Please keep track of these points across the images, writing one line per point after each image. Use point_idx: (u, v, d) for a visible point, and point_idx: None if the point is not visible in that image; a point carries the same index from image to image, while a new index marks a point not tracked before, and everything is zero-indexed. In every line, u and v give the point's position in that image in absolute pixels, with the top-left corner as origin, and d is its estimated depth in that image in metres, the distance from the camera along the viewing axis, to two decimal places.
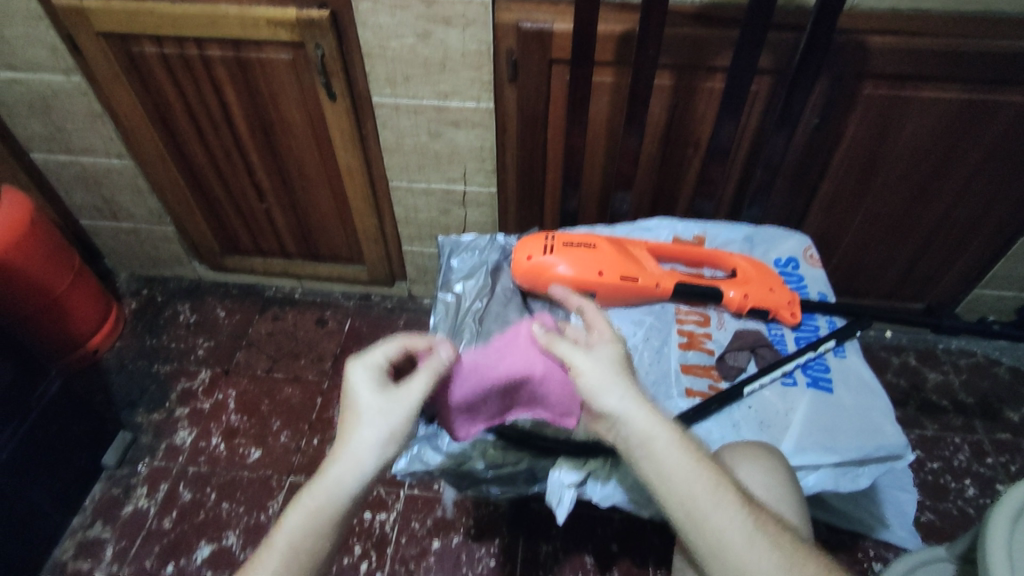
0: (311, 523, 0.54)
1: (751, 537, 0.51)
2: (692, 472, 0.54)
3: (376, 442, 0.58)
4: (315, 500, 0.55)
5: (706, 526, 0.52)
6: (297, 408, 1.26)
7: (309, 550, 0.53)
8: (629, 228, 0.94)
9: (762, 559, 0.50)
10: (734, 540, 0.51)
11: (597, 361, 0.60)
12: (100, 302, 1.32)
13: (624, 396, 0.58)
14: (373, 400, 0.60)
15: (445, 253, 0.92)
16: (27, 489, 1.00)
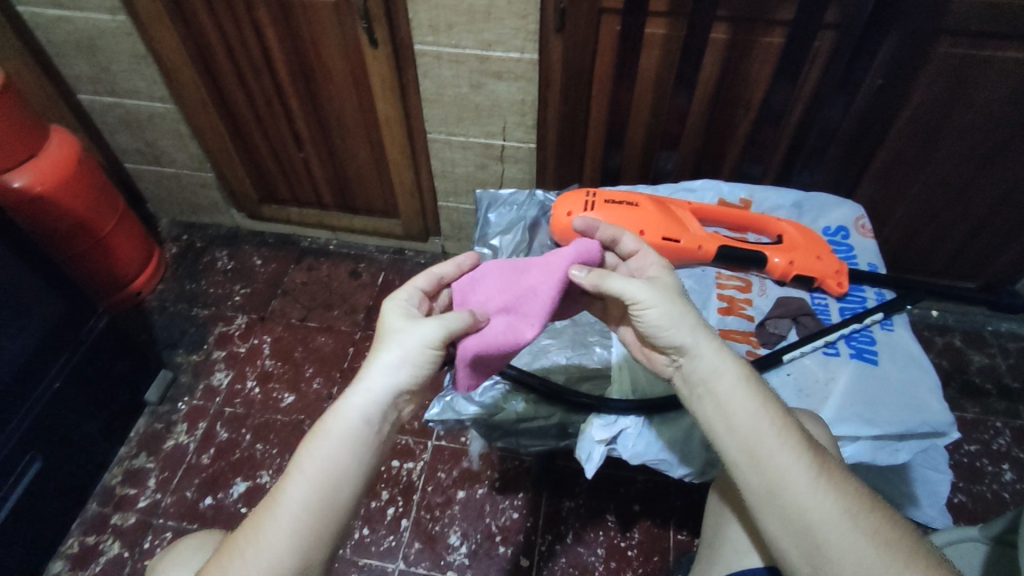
0: (333, 453, 0.53)
1: (815, 478, 0.51)
2: (754, 412, 0.54)
3: (396, 373, 0.56)
4: (336, 429, 0.54)
5: (766, 463, 0.52)
6: (330, 356, 1.29)
7: (332, 479, 0.52)
8: (672, 190, 0.92)
9: (825, 501, 0.50)
10: (795, 482, 0.51)
11: (662, 294, 0.59)
12: (144, 244, 1.35)
13: (685, 334, 0.57)
14: (396, 331, 0.59)
15: (484, 208, 0.92)
16: (78, 419, 1.05)
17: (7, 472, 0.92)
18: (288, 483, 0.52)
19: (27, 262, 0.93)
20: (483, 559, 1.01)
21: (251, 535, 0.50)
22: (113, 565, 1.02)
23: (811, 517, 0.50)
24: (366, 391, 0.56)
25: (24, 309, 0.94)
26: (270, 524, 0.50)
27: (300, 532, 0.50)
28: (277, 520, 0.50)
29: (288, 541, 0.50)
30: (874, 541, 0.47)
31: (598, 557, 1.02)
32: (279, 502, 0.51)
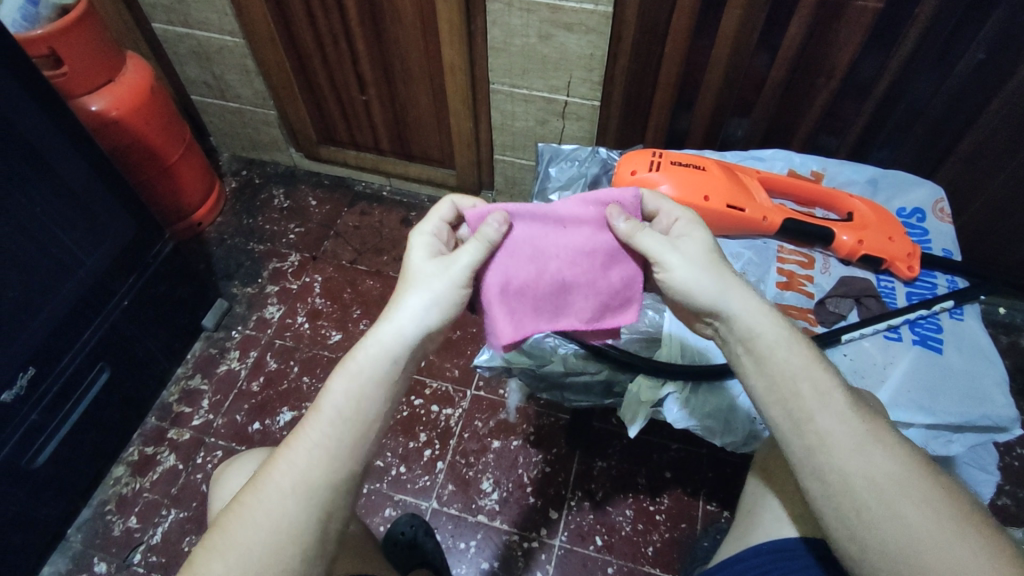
0: (361, 391, 0.52)
1: (861, 443, 0.49)
2: (799, 376, 0.52)
3: (423, 312, 0.55)
4: (364, 367, 0.53)
5: (810, 427, 0.50)
6: (377, 299, 1.32)
7: (360, 415, 0.52)
8: (741, 157, 0.89)
9: (869, 465, 0.48)
10: (841, 445, 0.49)
11: (692, 255, 0.57)
12: (206, 176, 1.39)
13: (726, 288, 0.55)
14: (425, 271, 0.57)
15: (545, 162, 0.91)
16: (142, 337, 1.11)
17: (78, 379, 0.99)
18: (315, 419, 0.51)
19: (105, 184, 0.97)
20: (513, 507, 1.04)
21: (278, 469, 0.50)
22: (169, 475, 1.09)
23: (855, 480, 0.48)
24: (392, 329, 0.54)
25: (101, 229, 0.99)
26: (298, 458, 0.50)
27: (330, 466, 0.50)
28: (306, 455, 0.50)
29: (319, 474, 0.49)
30: (920, 509, 0.46)
31: (626, 517, 1.03)
32: (306, 437, 0.51)
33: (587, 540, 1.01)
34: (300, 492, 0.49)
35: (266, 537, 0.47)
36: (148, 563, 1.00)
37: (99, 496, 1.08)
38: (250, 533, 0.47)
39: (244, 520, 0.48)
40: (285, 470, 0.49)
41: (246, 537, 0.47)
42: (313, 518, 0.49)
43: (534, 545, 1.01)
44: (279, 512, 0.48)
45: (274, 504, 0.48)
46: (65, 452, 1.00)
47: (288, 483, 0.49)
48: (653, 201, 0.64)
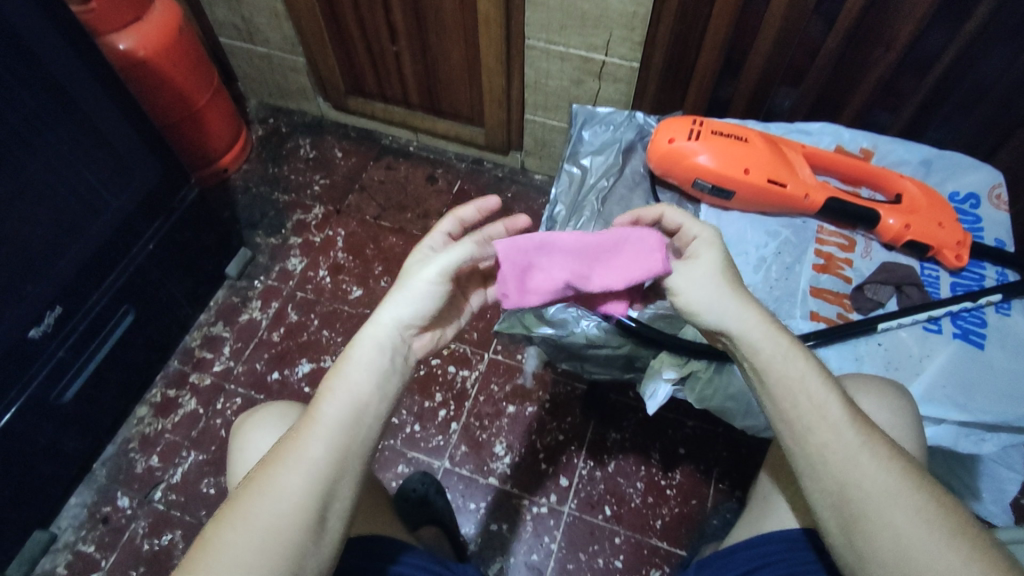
0: (357, 377, 0.51)
1: (856, 453, 0.48)
2: (802, 385, 0.51)
3: (405, 308, 0.53)
4: (357, 355, 0.52)
5: (808, 438, 0.50)
6: (399, 257, 1.30)
7: (358, 399, 0.50)
8: (786, 128, 0.84)
9: (864, 474, 0.47)
10: (840, 456, 0.48)
11: (702, 282, 0.54)
12: (233, 122, 1.38)
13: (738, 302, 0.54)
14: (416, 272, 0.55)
15: (578, 123, 0.87)
16: (166, 281, 1.12)
17: (104, 320, 1.00)
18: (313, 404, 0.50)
19: (135, 126, 0.96)
20: (524, 473, 1.05)
21: (280, 449, 0.49)
22: (189, 418, 1.12)
23: (851, 488, 0.48)
24: (379, 325, 0.53)
25: (127, 172, 0.99)
26: (301, 439, 0.49)
27: (332, 447, 0.49)
28: (307, 439, 0.49)
29: (323, 454, 0.48)
30: (914, 516, 0.46)
31: (637, 489, 1.03)
32: (307, 420, 0.50)
33: (596, 510, 1.02)
34: (305, 471, 0.48)
35: (274, 515, 0.46)
36: (168, 501, 1.04)
37: (123, 433, 1.11)
38: (257, 511, 0.46)
39: (250, 502, 0.47)
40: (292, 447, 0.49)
41: (253, 516, 0.46)
42: (318, 495, 0.48)
43: (543, 510, 1.02)
44: (289, 490, 0.47)
45: (280, 484, 0.47)
46: (91, 390, 1.02)
47: (294, 462, 0.48)
48: (672, 216, 0.60)
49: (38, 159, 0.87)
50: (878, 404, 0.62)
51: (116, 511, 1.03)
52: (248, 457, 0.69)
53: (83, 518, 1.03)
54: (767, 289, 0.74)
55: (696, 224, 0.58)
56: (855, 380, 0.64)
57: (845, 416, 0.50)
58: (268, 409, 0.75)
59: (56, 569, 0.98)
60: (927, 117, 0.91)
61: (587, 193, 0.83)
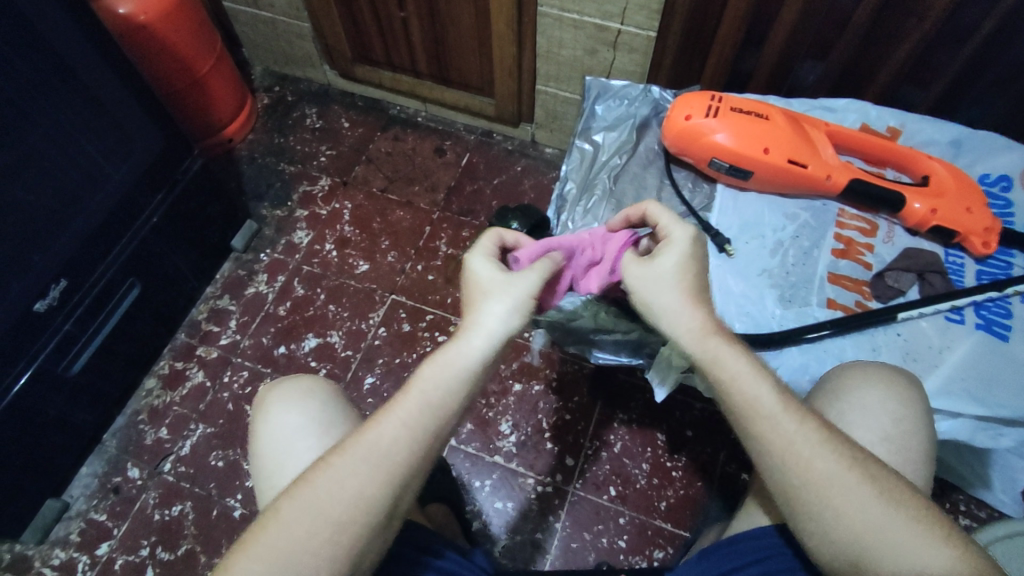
0: (449, 384, 0.53)
1: (791, 443, 0.50)
2: (739, 379, 0.52)
3: (505, 318, 0.54)
4: (456, 365, 0.53)
5: (749, 430, 0.52)
6: (407, 231, 1.28)
7: (441, 407, 0.53)
8: (809, 104, 0.80)
9: (800, 461, 0.50)
10: (807, 458, 0.50)
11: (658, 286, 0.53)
12: (238, 90, 1.34)
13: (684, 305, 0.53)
14: (500, 286, 0.55)
15: (591, 98, 0.84)
16: (171, 254, 1.10)
17: (109, 292, 1.00)
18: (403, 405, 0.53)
19: (135, 94, 0.94)
20: (530, 451, 1.05)
21: (360, 442, 0.52)
22: (197, 391, 1.12)
23: (790, 473, 0.50)
24: (479, 336, 0.54)
25: (129, 143, 0.97)
26: (380, 435, 0.52)
27: (406, 451, 0.52)
28: (386, 438, 0.52)
29: (400, 457, 0.52)
30: (843, 495, 0.49)
31: (642, 471, 1.03)
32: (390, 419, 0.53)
33: (601, 490, 1.02)
34: (380, 468, 0.51)
35: (346, 507, 0.51)
36: (177, 473, 1.05)
37: (132, 405, 1.11)
38: (328, 494, 0.51)
39: (320, 487, 0.51)
40: (370, 444, 0.52)
41: (325, 504, 0.51)
42: (387, 495, 0.52)
43: (548, 489, 1.02)
44: (360, 481, 0.51)
45: (351, 477, 0.51)
46: (99, 362, 1.02)
47: (368, 456, 0.51)
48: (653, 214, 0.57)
49: (37, 130, 0.85)
50: (887, 397, 0.59)
51: (126, 481, 1.04)
52: (268, 437, 0.69)
53: (95, 488, 1.04)
54: (783, 275, 0.72)
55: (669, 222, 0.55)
56: (861, 371, 0.62)
57: (784, 408, 0.51)
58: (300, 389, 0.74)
59: (69, 537, 1.00)
60: (959, 93, 0.87)
61: (599, 171, 0.80)
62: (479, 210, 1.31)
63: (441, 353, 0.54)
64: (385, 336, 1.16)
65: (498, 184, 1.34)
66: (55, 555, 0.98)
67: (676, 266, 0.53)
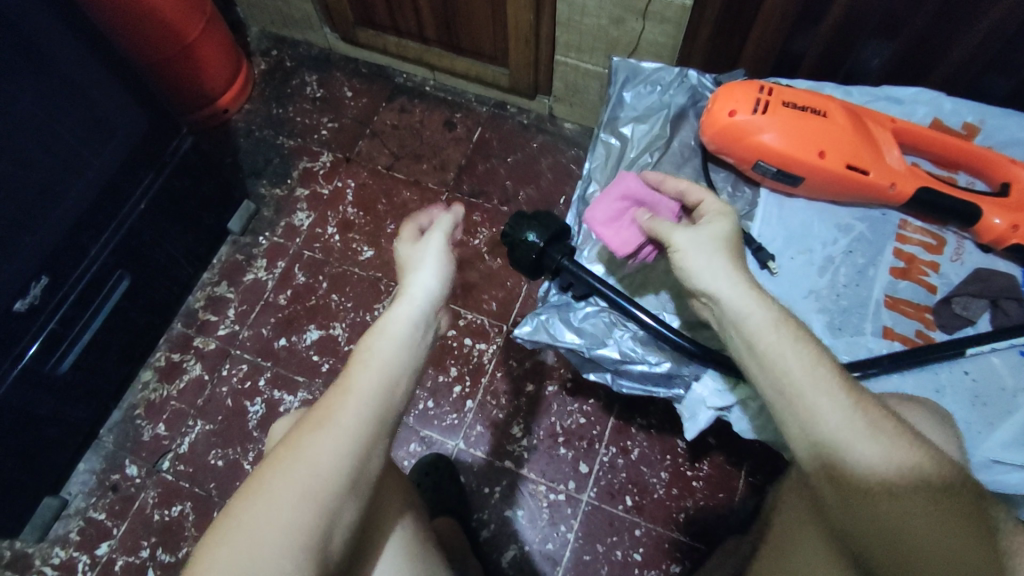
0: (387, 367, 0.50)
1: (840, 406, 0.45)
2: (776, 346, 0.48)
3: (431, 287, 0.56)
4: (393, 330, 0.52)
5: (795, 399, 0.46)
6: (414, 213, 1.20)
7: (384, 387, 0.49)
8: (871, 96, 0.69)
9: (844, 424, 0.44)
10: (843, 439, 0.44)
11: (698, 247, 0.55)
12: (232, 56, 1.24)
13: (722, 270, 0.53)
14: (415, 262, 0.59)
15: (619, 82, 0.73)
16: (164, 241, 1.04)
17: (98, 286, 0.94)
18: (344, 396, 0.48)
19: (108, 67, 0.85)
20: (542, 457, 1.00)
21: (289, 452, 0.46)
22: (195, 385, 1.08)
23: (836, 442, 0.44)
24: (407, 306, 0.55)
25: (107, 125, 0.89)
26: (313, 441, 0.46)
27: (352, 452, 0.46)
28: (324, 440, 0.46)
29: (345, 456, 0.46)
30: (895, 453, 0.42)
31: (661, 480, 0.98)
32: (323, 419, 0.47)
33: (616, 499, 0.97)
34: (306, 485, 0.44)
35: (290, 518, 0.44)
36: (176, 472, 1.01)
37: (129, 399, 1.07)
38: (252, 522, 0.44)
39: (256, 501, 0.44)
40: (301, 451, 0.45)
41: (268, 516, 0.44)
42: (326, 513, 0.45)
43: (560, 497, 0.97)
44: (283, 502, 0.44)
45: (276, 498, 0.44)
46: (90, 358, 0.97)
47: (296, 470, 0.45)
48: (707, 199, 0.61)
49: (6, 119, 0.77)
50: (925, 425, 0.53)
51: (124, 479, 1.01)
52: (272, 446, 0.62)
53: (93, 485, 1.01)
54: (833, 297, 0.63)
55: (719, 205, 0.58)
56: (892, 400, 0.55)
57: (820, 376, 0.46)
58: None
59: (68, 536, 0.98)
60: None
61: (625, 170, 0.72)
62: (491, 190, 1.22)
63: (371, 332, 0.52)
64: None
65: (512, 162, 1.24)
66: (55, 554, 0.97)
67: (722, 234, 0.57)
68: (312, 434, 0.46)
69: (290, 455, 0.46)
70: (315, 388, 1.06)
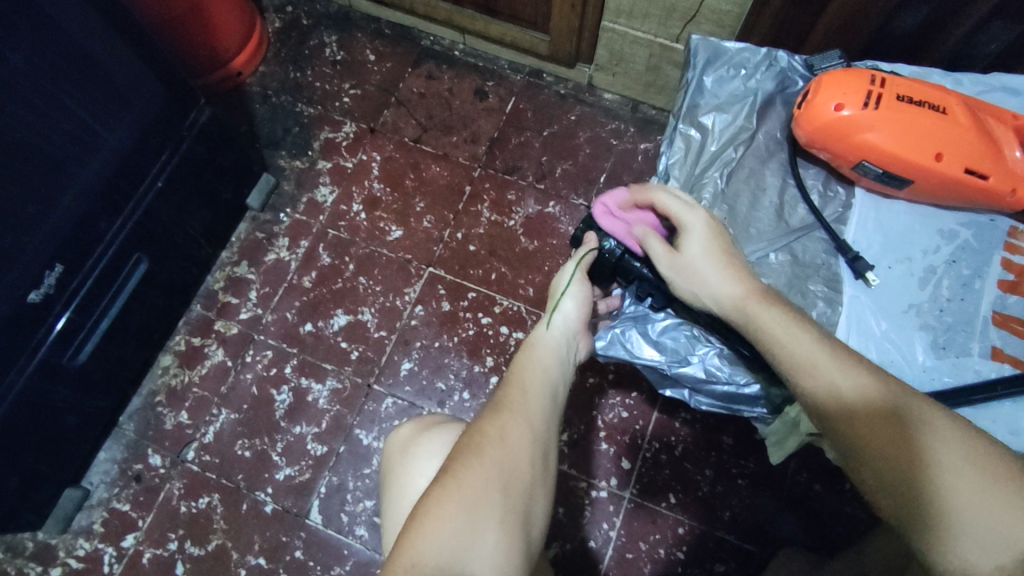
0: (545, 391, 0.61)
1: (797, 333, 0.52)
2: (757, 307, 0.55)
3: (573, 316, 0.68)
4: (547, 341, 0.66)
5: (759, 320, 0.54)
6: (444, 190, 1.13)
7: (553, 387, 0.62)
8: (984, 86, 0.63)
9: (804, 342, 0.52)
10: (801, 359, 0.51)
11: (688, 267, 0.59)
12: (246, 14, 1.14)
13: (718, 270, 0.58)
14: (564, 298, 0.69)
15: (699, 66, 0.67)
16: (183, 221, 0.97)
17: (114, 270, 0.87)
18: (514, 406, 0.58)
19: (105, 19, 0.74)
20: (583, 452, 0.96)
21: (487, 436, 0.54)
22: (217, 371, 1.03)
23: (802, 362, 0.51)
24: (557, 326, 0.68)
25: (117, 89, 0.80)
26: (506, 429, 0.55)
27: (535, 442, 0.56)
28: (514, 430, 0.55)
29: (529, 455, 0.54)
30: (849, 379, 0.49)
31: (705, 478, 0.95)
32: (509, 407, 0.58)
33: (659, 497, 0.94)
34: (503, 471, 0.52)
35: (495, 507, 0.50)
36: (202, 463, 0.98)
37: (148, 385, 1.03)
38: (463, 494, 0.49)
39: (459, 491, 0.49)
40: (498, 430, 0.55)
41: (473, 506, 0.49)
42: (517, 503, 0.51)
43: (602, 495, 0.94)
44: (486, 481, 0.51)
45: (479, 484, 0.50)
46: (108, 347, 0.92)
47: (494, 454, 0.53)
48: (666, 202, 0.62)
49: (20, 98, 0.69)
50: None
51: (148, 469, 0.98)
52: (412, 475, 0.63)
53: (115, 475, 0.98)
54: (935, 311, 0.58)
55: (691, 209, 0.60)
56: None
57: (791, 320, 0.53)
58: (433, 434, 0.67)
59: (92, 527, 0.95)
60: None
61: (707, 165, 0.66)
62: (526, 166, 1.14)
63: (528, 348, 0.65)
64: (422, 316, 1.05)
65: (549, 136, 1.16)
66: (80, 545, 0.94)
67: (707, 245, 0.59)
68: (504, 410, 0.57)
69: (489, 433, 0.55)
70: (345, 377, 1.02)
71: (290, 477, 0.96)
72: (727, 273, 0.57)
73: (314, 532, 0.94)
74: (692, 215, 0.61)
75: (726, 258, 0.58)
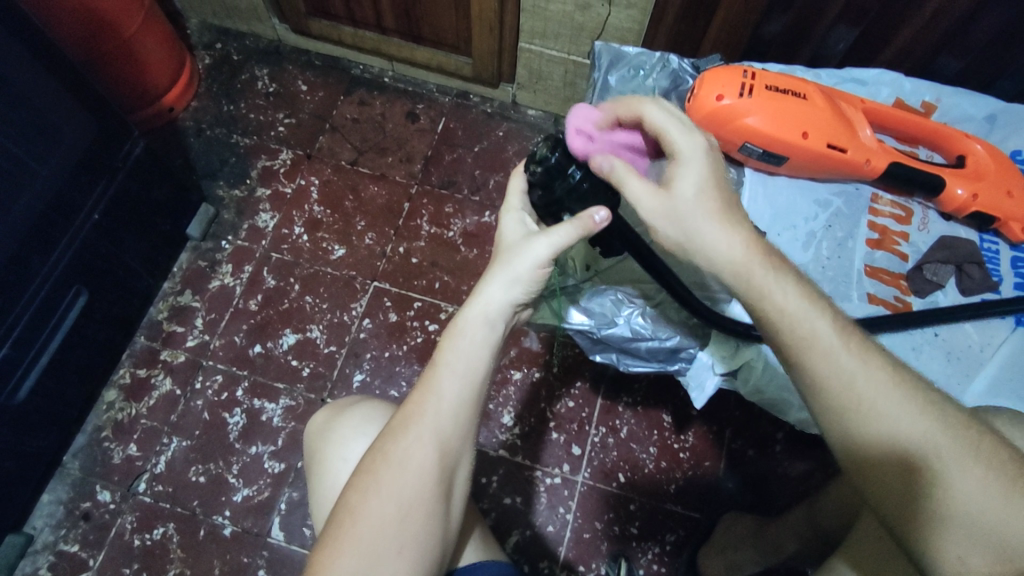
0: (456, 388, 0.55)
1: (809, 312, 0.49)
2: (772, 288, 0.50)
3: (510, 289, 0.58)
4: (467, 329, 0.57)
5: (764, 299, 0.50)
6: (384, 209, 1.18)
7: (473, 371, 0.56)
8: (839, 77, 0.74)
9: (820, 321, 0.48)
10: (822, 341, 0.48)
11: (678, 213, 0.52)
12: (176, 51, 1.17)
13: (701, 219, 0.52)
14: (517, 249, 0.58)
15: (604, 67, 0.76)
16: (121, 252, 0.98)
17: (51, 305, 0.87)
18: (417, 416, 0.54)
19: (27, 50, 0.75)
20: (535, 442, 1.01)
21: (387, 460, 0.53)
22: (165, 402, 1.02)
23: (817, 342, 0.48)
24: (484, 301, 0.57)
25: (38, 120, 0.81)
26: (406, 453, 0.53)
27: (440, 460, 0.54)
28: (416, 454, 0.53)
29: (431, 478, 0.53)
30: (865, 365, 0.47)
31: (650, 454, 1.02)
32: (413, 424, 0.54)
33: (609, 477, 1.00)
34: (401, 501, 0.52)
35: (394, 538, 0.50)
36: (155, 493, 0.97)
37: (92, 421, 1.01)
38: (360, 535, 0.50)
39: (355, 528, 0.50)
40: (394, 448, 0.53)
41: (370, 545, 0.50)
42: (415, 531, 0.51)
43: (557, 481, 0.99)
44: (380, 517, 0.51)
45: (375, 516, 0.51)
46: (49, 383, 0.91)
47: (389, 491, 0.52)
48: (654, 117, 0.55)
49: None
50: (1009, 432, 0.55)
51: (97, 506, 0.96)
52: (329, 463, 0.67)
53: (61, 516, 0.95)
54: (820, 268, 0.67)
55: (679, 136, 0.53)
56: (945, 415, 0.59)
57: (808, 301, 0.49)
58: (345, 419, 0.70)
59: (38, 572, 0.92)
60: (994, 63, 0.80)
61: None
62: (460, 180, 1.20)
63: (459, 319, 0.57)
64: (371, 328, 1.08)
65: (480, 151, 1.23)
66: None
67: (700, 184, 0.52)
68: (412, 425, 0.54)
69: (391, 459, 0.53)
70: (298, 395, 1.03)
71: (250, 498, 0.97)
72: (724, 227, 0.51)
73: (276, 549, 0.94)
74: (683, 142, 0.53)
75: (718, 200, 0.52)
